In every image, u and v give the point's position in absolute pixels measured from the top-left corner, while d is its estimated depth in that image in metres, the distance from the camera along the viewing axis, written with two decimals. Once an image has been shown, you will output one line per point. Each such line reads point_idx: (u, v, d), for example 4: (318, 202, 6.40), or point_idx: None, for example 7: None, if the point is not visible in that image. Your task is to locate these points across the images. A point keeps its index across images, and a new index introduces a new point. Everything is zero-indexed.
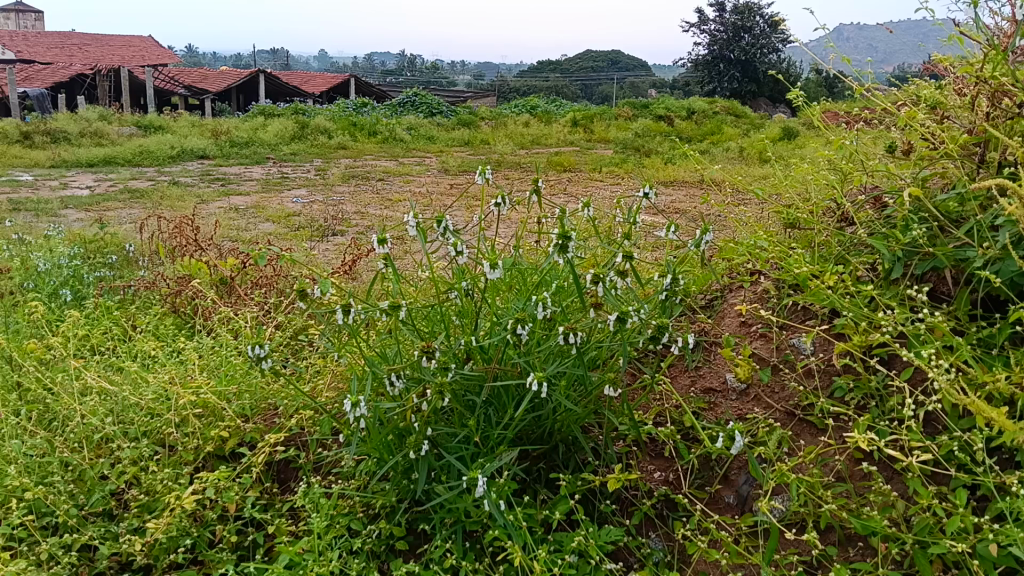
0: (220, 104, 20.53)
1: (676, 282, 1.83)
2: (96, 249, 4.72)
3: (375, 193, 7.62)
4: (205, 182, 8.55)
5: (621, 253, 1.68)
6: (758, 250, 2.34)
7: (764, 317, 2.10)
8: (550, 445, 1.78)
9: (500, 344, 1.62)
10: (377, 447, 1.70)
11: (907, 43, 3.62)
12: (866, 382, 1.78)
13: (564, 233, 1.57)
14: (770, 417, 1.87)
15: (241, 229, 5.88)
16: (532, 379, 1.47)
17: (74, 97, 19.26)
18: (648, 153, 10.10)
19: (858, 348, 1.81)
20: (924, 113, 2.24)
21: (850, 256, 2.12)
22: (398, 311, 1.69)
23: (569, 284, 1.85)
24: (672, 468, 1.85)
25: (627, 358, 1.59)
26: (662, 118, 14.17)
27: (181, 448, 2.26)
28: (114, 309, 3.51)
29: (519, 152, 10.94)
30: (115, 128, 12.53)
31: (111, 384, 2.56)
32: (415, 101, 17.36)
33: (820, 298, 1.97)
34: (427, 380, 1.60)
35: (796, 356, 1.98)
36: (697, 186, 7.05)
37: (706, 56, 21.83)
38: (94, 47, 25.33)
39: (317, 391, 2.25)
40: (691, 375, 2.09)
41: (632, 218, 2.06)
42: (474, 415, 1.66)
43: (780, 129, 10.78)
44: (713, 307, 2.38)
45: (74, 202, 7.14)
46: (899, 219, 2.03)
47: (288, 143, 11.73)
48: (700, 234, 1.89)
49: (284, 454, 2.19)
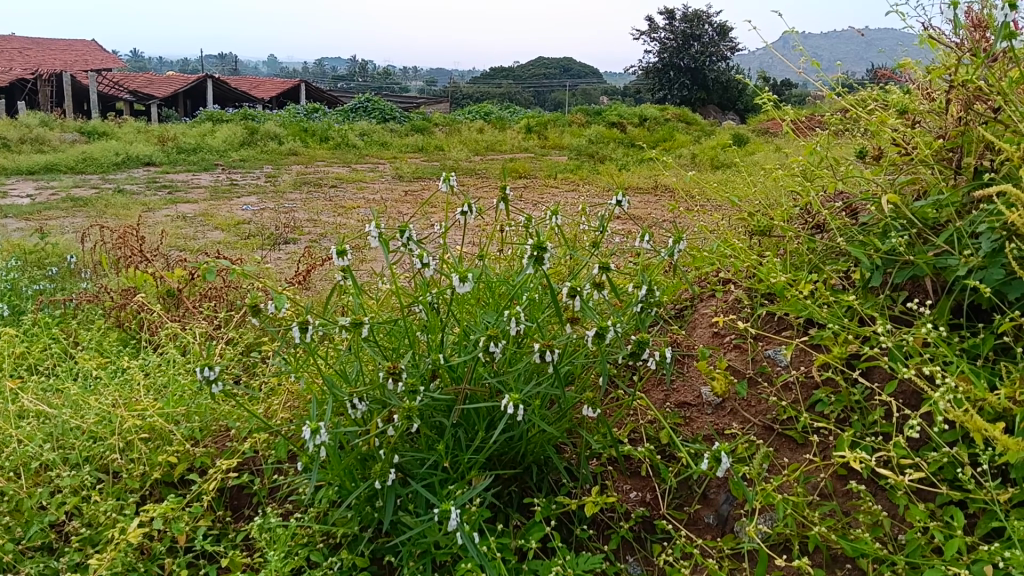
0: (168, 109, 20.08)
1: (653, 293, 1.75)
2: (35, 262, 4.52)
3: (328, 200, 7.46)
4: (152, 189, 8.31)
5: (598, 265, 1.59)
6: (730, 260, 2.28)
7: (739, 328, 2.03)
8: (522, 467, 1.68)
9: (471, 363, 1.52)
10: (339, 474, 1.59)
11: (862, 47, 3.63)
12: (847, 395, 1.73)
13: (539, 243, 1.47)
14: (748, 433, 1.81)
15: (189, 238, 5.69)
16: (509, 401, 1.37)
17: (14, 103, 18.66)
18: (602, 159, 10.10)
19: (838, 360, 1.76)
20: (894, 119, 2.21)
21: (825, 264, 2.06)
22: (360, 329, 1.58)
23: (541, 297, 1.76)
24: (649, 488, 1.77)
25: (606, 377, 1.50)
26: (615, 125, 14.19)
27: (126, 475, 2.13)
28: (55, 324, 3.34)
29: (473, 159, 10.83)
30: (57, 135, 12.15)
31: (50, 406, 2.41)
32: (368, 106, 17.21)
33: (797, 307, 1.91)
34: (393, 404, 1.49)
35: (772, 368, 1.93)
36: (653, 192, 7.02)
37: (656, 64, 22.02)
38: (35, 52, 24.59)
39: (272, 412, 2.13)
40: (664, 388, 2.01)
41: (603, 226, 1.97)
42: (443, 439, 1.55)
43: (732, 136, 10.88)
44: (684, 317, 2.31)
45: (14, 211, 6.87)
46: (875, 225, 1.99)
47: (237, 149, 11.48)
48: (675, 243, 1.82)
49: (238, 480, 2.07)
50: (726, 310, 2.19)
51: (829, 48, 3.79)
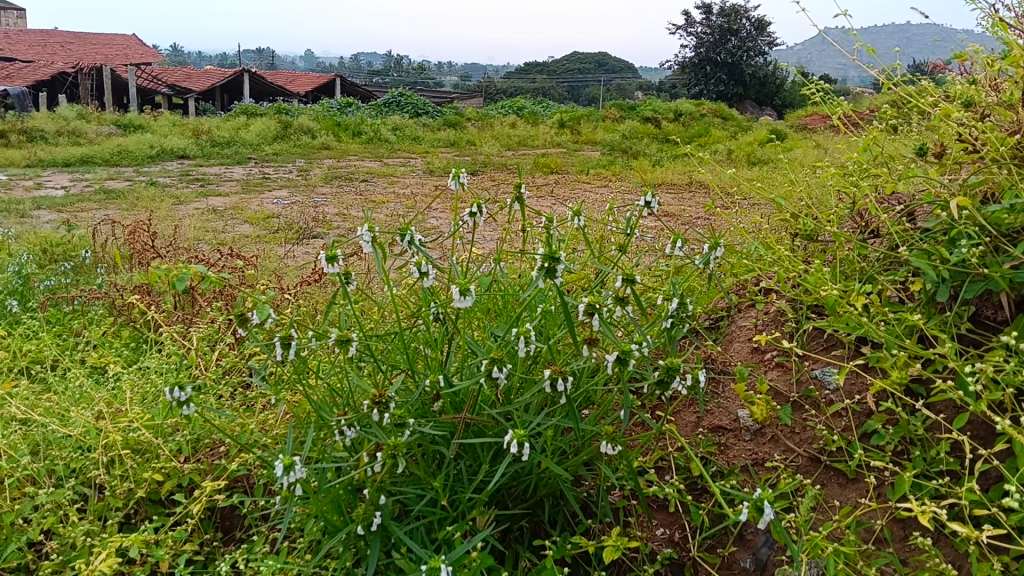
0: (204, 103, 20.16)
1: (685, 307, 1.53)
2: (53, 256, 4.40)
3: (357, 194, 7.32)
4: (183, 182, 8.23)
5: (623, 275, 1.38)
6: (772, 266, 2.05)
7: (782, 344, 1.81)
8: (533, 502, 1.48)
9: (474, 389, 1.32)
10: (323, 510, 1.39)
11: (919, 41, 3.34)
12: (906, 425, 1.52)
13: (551, 252, 1.26)
14: (792, 465, 1.60)
15: (217, 232, 5.57)
16: (513, 438, 1.16)
17: (56, 96, 18.80)
18: (636, 155, 9.85)
19: (897, 385, 1.54)
20: (960, 111, 1.97)
21: (881, 274, 1.84)
22: (347, 347, 1.41)
23: (556, 310, 1.57)
24: (678, 525, 1.57)
25: (630, 409, 1.28)
26: (650, 120, 13.88)
27: (109, 492, 1.96)
28: (64, 325, 3.20)
29: (505, 154, 10.63)
30: (93, 127, 12.15)
31: (38, 413, 2.26)
32: (400, 101, 17.06)
33: (849, 323, 1.69)
34: (380, 438, 1.28)
35: (819, 391, 1.71)
36: (687, 189, 6.77)
37: (693, 59, 21.61)
38: (76, 46, 24.84)
39: (268, 427, 1.96)
40: (696, 410, 1.80)
41: (630, 227, 1.76)
42: (440, 473, 1.35)
43: (770, 131, 10.55)
44: (719, 328, 2.09)
45: (47, 203, 6.80)
46: (939, 231, 1.76)
47: (269, 142, 11.41)
48: (712, 250, 1.60)
49: (227, 500, 1.90)
50: (767, 323, 1.97)
51: (891, 41, 3.53)
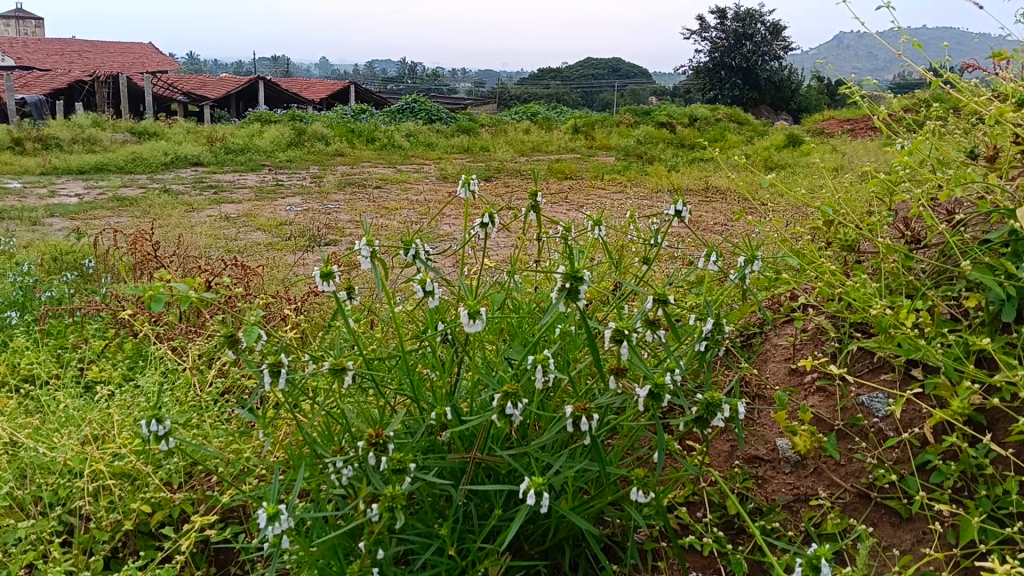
0: (220, 110, 20.15)
1: (721, 329, 1.37)
2: (59, 265, 4.28)
3: (371, 200, 7.19)
4: (197, 189, 8.13)
5: (653, 296, 1.23)
6: (811, 280, 1.89)
7: (825, 366, 1.65)
8: (551, 545, 1.34)
9: (484, 426, 1.18)
10: (314, 561, 1.25)
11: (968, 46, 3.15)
12: (967, 459, 1.36)
13: (574, 271, 1.11)
14: (837, 502, 1.44)
15: (229, 239, 5.45)
16: (528, 488, 1.01)
17: (73, 104, 18.80)
18: (652, 160, 9.70)
19: (957, 415, 1.39)
20: (1017, 110, 1.80)
21: (932, 288, 1.68)
22: (343, 376, 1.26)
23: (577, 331, 1.43)
24: (712, 570, 1.41)
25: (663, 451, 1.13)
26: (664, 125, 13.71)
27: (95, 524, 1.82)
28: (62, 341, 3.07)
29: (519, 160, 10.50)
30: (109, 135, 12.06)
31: (24, 435, 2.11)
32: (414, 107, 16.93)
33: (899, 344, 1.53)
34: (376, 486, 1.13)
35: (866, 419, 1.55)
36: (706, 194, 6.60)
37: (707, 64, 21.42)
38: (94, 55, 24.86)
39: (264, 453, 1.82)
40: (730, 439, 1.65)
41: (658, 236, 1.59)
42: (446, 519, 1.21)
43: (788, 134, 10.36)
44: (752, 347, 1.94)
45: (60, 210, 6.71)
46: (999, 241, 1.60)
47: (283, 149, 11.31)
48: (748, 264, 1.44)
49: (219, 534, 1.76)
50: (806, 342, 1.82)
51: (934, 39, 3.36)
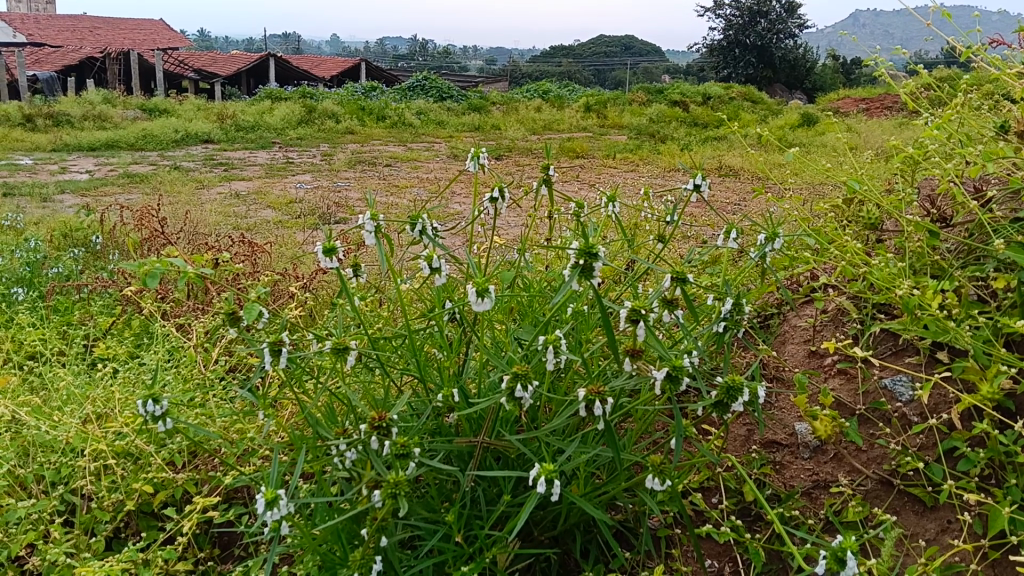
0: (230, 87, 20.06)
1: (740, 310, 1.32)
2: (67, 241, 4.24)
3: (381, 178, 7.13)
4: (207, 166, 8.09)
5: (671, 274, 1.17)
6: (831, 259, 1.83)
7: (846, 349, 1.60)
8: (561, 532, 1.29)
9: (492, 409, 1.13)
10: (316, 545, 1.21)
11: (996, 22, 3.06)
12: (995, 445, 1.30)
13: (588, 247, 1.05)
14: (859, 489, 1.39)
15: (238, 217, 5.41)
16: (538, 475, 0.96)
17: (84, 80, 18.75)
18: (664, 139, 9.60)
19: (986, 400, 1.33)
20: None
21: (960, 268, 1.62)
22: (346, 356, 1.21)
23: (589, 311, 1.38)
24: (728, 558, 1.36)
25: (680, 437, 1.08)
26: (677, 104, 13.57)
27: (96, 504, 1.79)
28: (68, 317, 3.03)
29: (530, 138, 10.42)
30: (120, 111, 12.02)
31: (27, 413, 2.07)
32: (425, 84, 16.81)
33: (925, 326, 1.47)
34: (378, 470, 1.09)
35: (888, 404, 1.50)
36: (719, 174, 6.53)
37: (721, 41, 21.18)
38: (105, 31, 24.78)
39: (267, 434, 1.78)
40: (747, 423, 1.59)
41: (674, 213, 1.53)
42: (453, 505, 1.16)
43: (803, 113, 10.23)
44: (769, 328, 1.89)
45: (70, 187, 6.68)
46: None
47: (293, 126, 11.25)
48: (769, 242, 1.38)
49: (222, 516, 1.72)
50: (826, 324, 1.76)
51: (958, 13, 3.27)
